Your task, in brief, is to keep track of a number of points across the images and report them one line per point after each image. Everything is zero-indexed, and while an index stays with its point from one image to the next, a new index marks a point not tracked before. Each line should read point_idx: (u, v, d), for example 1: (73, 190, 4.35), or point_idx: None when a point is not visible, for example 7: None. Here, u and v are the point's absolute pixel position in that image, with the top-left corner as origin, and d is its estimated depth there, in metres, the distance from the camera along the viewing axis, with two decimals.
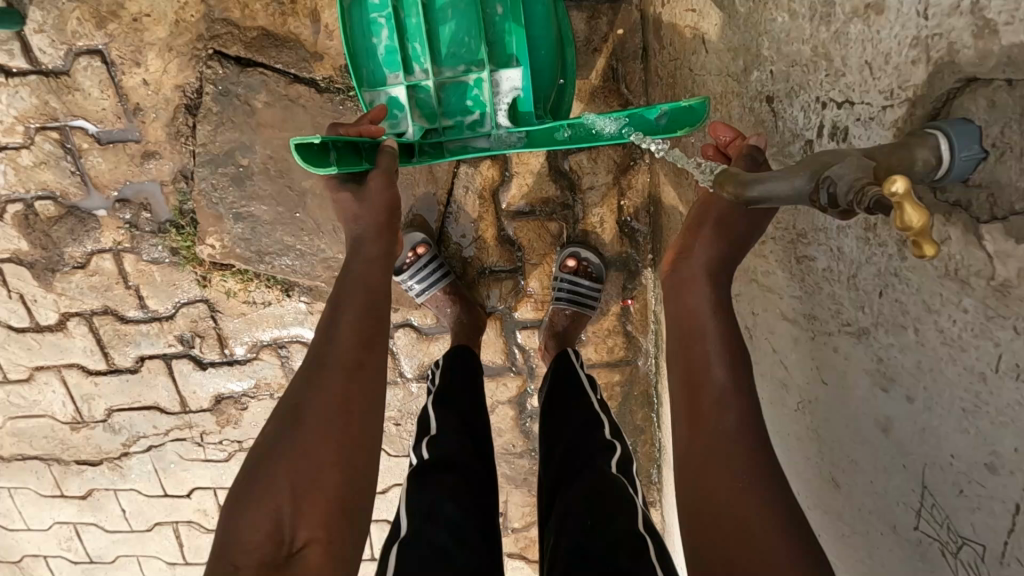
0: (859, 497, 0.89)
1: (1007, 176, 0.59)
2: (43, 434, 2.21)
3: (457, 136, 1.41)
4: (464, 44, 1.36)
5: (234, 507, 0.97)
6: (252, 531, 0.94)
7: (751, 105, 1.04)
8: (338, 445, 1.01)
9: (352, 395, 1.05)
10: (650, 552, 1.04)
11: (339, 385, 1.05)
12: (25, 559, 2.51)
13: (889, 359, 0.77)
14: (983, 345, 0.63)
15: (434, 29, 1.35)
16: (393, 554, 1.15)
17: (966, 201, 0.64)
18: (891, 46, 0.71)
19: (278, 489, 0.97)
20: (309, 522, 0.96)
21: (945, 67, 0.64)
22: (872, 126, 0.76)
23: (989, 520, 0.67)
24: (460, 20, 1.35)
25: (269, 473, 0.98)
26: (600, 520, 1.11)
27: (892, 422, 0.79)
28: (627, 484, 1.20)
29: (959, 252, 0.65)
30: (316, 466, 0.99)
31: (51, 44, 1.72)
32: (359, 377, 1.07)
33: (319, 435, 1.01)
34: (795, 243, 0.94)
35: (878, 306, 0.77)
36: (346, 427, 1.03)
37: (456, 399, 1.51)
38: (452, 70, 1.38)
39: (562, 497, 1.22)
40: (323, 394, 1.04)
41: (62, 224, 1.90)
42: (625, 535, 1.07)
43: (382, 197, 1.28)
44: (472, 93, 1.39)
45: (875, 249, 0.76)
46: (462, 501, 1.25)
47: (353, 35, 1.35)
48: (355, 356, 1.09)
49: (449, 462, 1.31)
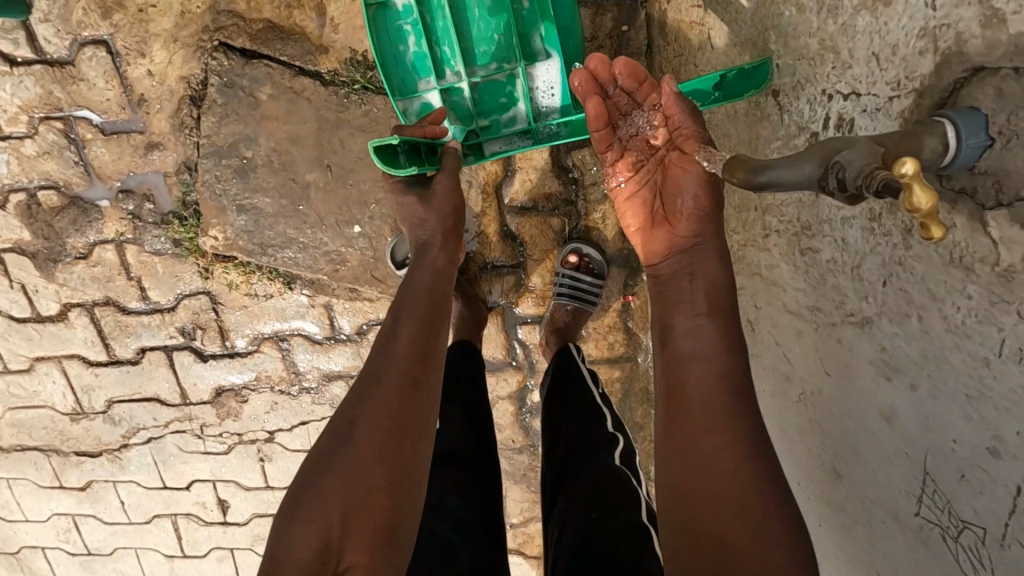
0: (862, 487, 0.90)
1: (1014, 162, 0.61)
2: (43, 425, 2.21)
3: (495, 134, 1.44)
4: (493, 41, 1.37)
5: (287, 515, 0.99)
6: (302, 543, 0.95)
7: (756, 100, 1.04)
8: (388, 462, 1.01)
9: (402, 411, 1.05)
10: (654, 545, 1.07)
11: (393, 400, 1.05)
12: (23, 551, 2.51)
13: (893, 348, 0.78)
14: (987, 331, 0.64)
15: (462, 30, 1.36)
16: None
17: (972, 188, 0.65)
18: (899, 37, 0.72)
19: (328, 501, 0.98)
20: (356, 540, 0.96)
21: (953, 57, 0.66)
22: (878, 117, 0.77)
23: (991, 504, 0.68)
24: (487, 17, 1.35)
25: (322, 483, 0.99)
26: (604, 513, 1.12)
27: (895, 411, 0.80)
28: (631, 477, 1.21)
29: (963, 239, 0.66)
30: (366, 483, 0.99)
31: (56, 34, 1.72)
32: (410, 392, 1.07)
33: (370, 450, 1.00)
34: (799, 235, 0.95)
35: (882, 296, 0.78)
36: (397, 444, 1.02)
37: (457, 396, 1.51)
38: (484, 69, 1.38)
39: (564, 491, 1.23)
40: (377, 408, 1.04)
41: (64, 215, 1.90)
42: (629, 530, 1.09)
43: (450, 200, 1.35)
44: (506, 90, 1.40)
45: (880, 239, 0.77)
46: (467, 496, 1.27)
47: (381, 45, 1.35)
48: (410, 372, 1.09)
49: (452, 459, 1.33)
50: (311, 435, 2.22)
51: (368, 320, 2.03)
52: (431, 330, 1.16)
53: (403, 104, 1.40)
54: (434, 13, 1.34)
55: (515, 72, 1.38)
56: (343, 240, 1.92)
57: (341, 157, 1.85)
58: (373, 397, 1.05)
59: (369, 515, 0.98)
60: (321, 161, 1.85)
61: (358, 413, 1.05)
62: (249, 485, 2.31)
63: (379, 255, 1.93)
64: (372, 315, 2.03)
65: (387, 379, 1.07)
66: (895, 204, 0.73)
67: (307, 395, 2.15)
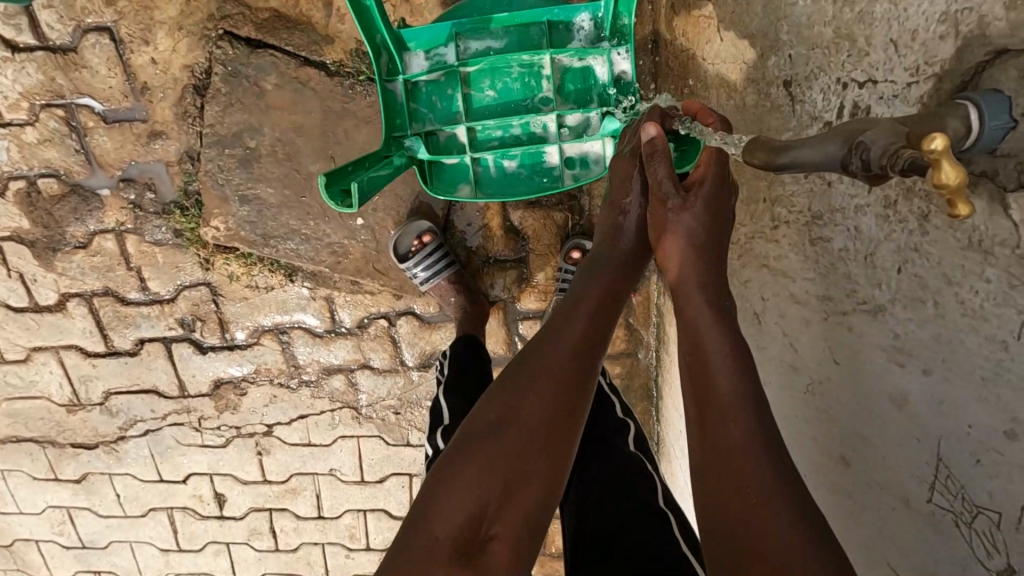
0: (871, 473, 0.90)
1: None
2: (39, 416, 2.19)
3: (607, 93, 1.38)
4: (522, 83, 1.40)
5: (436, 481, 0.96)
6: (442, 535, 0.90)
7: (767, 91, 1.04)
8: (532, 468, 0.94)
9: (553, 415, 0.97)
10: (674, 528, 1.06)
11: (556, 386, 0.98)
12: (16, 543, 2.48)
13: (907, 334, 0.78)
14: (1006, 313, 0.65)
15: (508, 111, 1.40)
16: None
17: (993, 170, 0.66)
18: (919, 23, 0.73)
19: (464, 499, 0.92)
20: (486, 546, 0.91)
21: (975, 41, 0.67)
22: (895, 103, 0.77)
23: (1007, 486, 0.69)
24: (500, 82, 1.40)
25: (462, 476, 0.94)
26: (617, 504, 1.14)
27: (906, 395, 0.80)
28: (645, 462, 1.22)
29: (982, 222, 0.66)
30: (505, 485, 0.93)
31: (60, 20, 1.70)
32: (565, 392, 0.99)
33: (517, 453, 0.94)
34: (809, 225, 0.95)
35: (897, 282, 0.78)
36: (544, 448, 0.95)
37: (466, 388, 1.53)
38: (545, 96, 1.40)
39: (580, 476, 1.23)
40: (538, 388, 0.98)
41: (65, 203, 1.88)
42: (647, 515, 1.10)
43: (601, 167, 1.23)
44: (565, 79, 1.39)
45: (894, 226, 0.78)
46: None
47: (515, 188, 1.45)
48: (576, 362, 1.02)
49: None
50: (310, 429, 2.21)
51: (370, 314, 2.03)
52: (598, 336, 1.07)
53: (570, 179, 1.44)
54: (486, 137, 1.42)
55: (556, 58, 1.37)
56: (346, 232, 1.92)
57: (345, 148, 1.84)
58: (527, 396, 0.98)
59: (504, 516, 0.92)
60: (325, 152, 1.84)
61: (509, 410, 0.97)
62: (247, 478, 2.30)
63: (381, 247, 1.93)
64: (374, 308, 2.02)
65: (544, 371, 1.00)
66: (912, 189, 0.74)
67: (306, 388, 2.14)
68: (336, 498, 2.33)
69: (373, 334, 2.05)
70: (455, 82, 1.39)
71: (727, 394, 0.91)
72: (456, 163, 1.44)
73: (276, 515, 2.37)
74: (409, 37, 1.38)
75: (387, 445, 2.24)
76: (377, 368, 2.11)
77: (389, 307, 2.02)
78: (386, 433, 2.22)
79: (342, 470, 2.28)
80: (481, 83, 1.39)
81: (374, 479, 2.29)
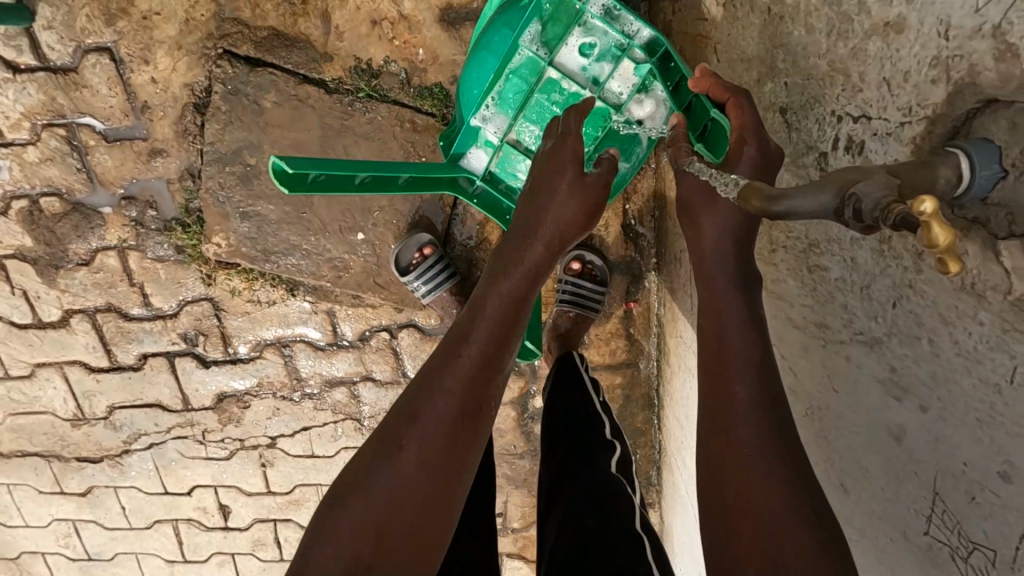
0: (870, 502, 0.90)
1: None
2: (43, 431, 2.21)
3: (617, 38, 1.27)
4: (555, 99, 1.35)
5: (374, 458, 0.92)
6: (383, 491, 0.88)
7: (763, 116, 1.05)
8: (468, 418, 0.96)
9: (482, 367, 0.99)
10: (650, 553, 1.04)
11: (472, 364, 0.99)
12: (23, 556, 2.50)
13: (902, 369, 0.79)
14: (998, 357, 0.65)
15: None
16: None
17: (985, 218, 0.67)
18: (911, 64, 0.72)
19: (405, 450, 0.91)
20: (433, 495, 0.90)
21: (966, 88, 0.66)
22: (889, 141, 0.77)
23: (1002, 527, 0.68)
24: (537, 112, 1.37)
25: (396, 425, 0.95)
26: (599, 522, 1.10)
27: (904, 430, 0.81)
28: (625, 484, 1.21)
29: (976, 268, 0.66)
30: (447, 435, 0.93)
31: (60, 41, 1.71)
32: (493, 350, 1.02)
33: (450, 408, 0.95)
34: (807, 252, 0.96)
35: (893, 317, 0.79)
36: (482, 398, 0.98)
37: None
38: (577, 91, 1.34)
39: (564, 497, 1.21)
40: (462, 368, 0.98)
41: (66, 221, 1.89)
42: (626, 534, 1.07)
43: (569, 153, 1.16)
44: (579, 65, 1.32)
45: (890, 261, 0.78)
46: None
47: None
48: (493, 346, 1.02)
49: None
50: (313, 441, 2.22)
51: (371, 327, 2.03)
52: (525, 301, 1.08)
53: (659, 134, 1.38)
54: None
55: (557, 61, 1.31)
56: (346, 246, 1.92)
57: None
58: (461, 348, 1.01)
59: (446, 466, 0.92)
60: None
61: (447, 364, 0.99)
62: (251, 490, 2.31)
63: (383, 261, 1.94)
64: (375, 321, 2.03)
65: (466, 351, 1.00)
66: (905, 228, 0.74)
67: (309, 400, 2.15)
68: None
69: (375, 346, 2.06)
70: (514, 149, 1.41)
71: (738, 393, 0.86)
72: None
73: (280, 525, 2.38)
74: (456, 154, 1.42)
75: None
76: (379, 380, 2.12)
77: (390, 319, 2.03)
78: None
79: None
80: (525, 125, 1.38)
81: None
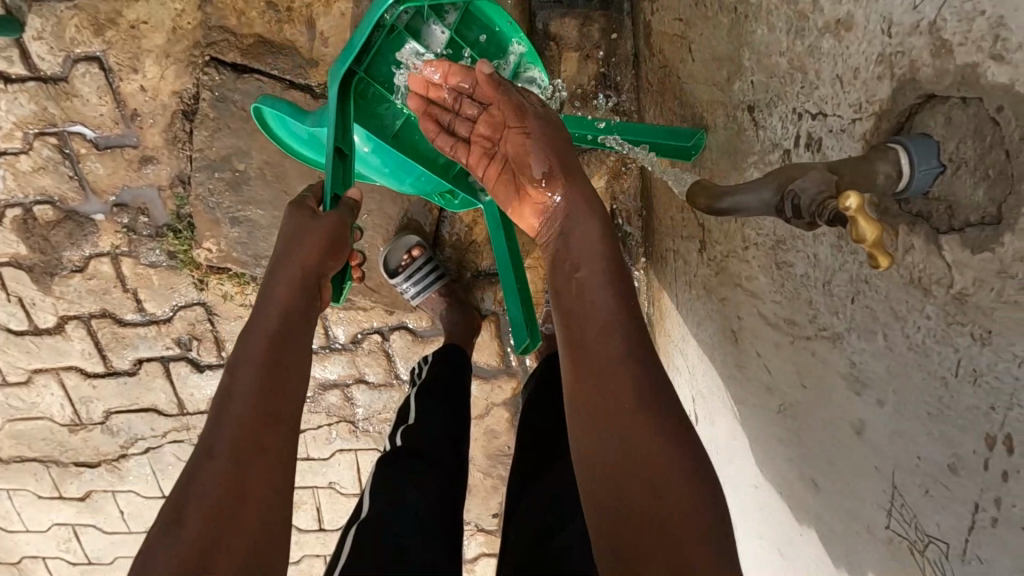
0: (838, 498, 0.92)
1: (962, 189, 0.64)
2: (42, 436, 2.23)
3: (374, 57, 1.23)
4: None
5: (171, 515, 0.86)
6: (208, 483, 0.88)
7: (733, 114, 1.07)
8: (268, 423, 0.95)
9: (269, 376, 0.99)
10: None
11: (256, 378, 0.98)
12: (24, 561, 2.52)
13: (862, 364, 0.80)
14: (944, 351, 0.67)
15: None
16: (350, 535, 1.11)
17: (927, 213, 0.68)
18: (860, 62, 0.74)
19: (202, 487, 0.87)
20: (258, 451, 0.92)
21: (908, 84, 0.68)
22: (843, 137, 0.79)
23: (953, 519, 0.71)
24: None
25: (183, 493, 0.88)
26: (560, 520, 1.09)
27: (865, 425, 0.82)
28: None
29: (921, 261, 0.69)
30: (247, 451, 0.91)
31: (50, 51, 1.73)
32: (277, 356, 1.02)
33: (241, 426, 0.93)
34: (775, 249, 0.97)
35: (851, 312, 0.80)
36: (276, 400, 0.97)
37: (441, 391, 1.53)
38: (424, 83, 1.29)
39: (529, 496, 1.19)
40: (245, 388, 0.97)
41: (60, 228, 1.91)
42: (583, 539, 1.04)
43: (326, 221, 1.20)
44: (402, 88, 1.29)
45: (847, 256, 0.80)
46: (429, 492, 1.21)
47: (492, 44, 1.30)
48: (273, 353, 1.02)
49: (417, 448, 1.32)
50: (308, 443, 2.23)
51: (363, 329, 2.04)
52: (298, 311, 1.10)
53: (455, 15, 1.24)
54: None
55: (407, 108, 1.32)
56: None
57: None
58: (239, 374, 0.99)
59: (256, 475, 0.90)
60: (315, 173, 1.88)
61: (230, 397, 0.96)
62: None
63: (372, 264, 1.96)
64: (366, 324, 2.04)
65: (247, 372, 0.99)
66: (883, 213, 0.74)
67: None
68: (336, 511, 2.36)
69: (367, 349, 2.07)
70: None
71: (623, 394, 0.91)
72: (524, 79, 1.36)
73: None
74: (487, 210, 1.46)
75: None
76: (372, 383, 2.13)
77: (381, 322, 2.04)
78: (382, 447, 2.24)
79: (341, 484, 2.30)
80: None
81: None
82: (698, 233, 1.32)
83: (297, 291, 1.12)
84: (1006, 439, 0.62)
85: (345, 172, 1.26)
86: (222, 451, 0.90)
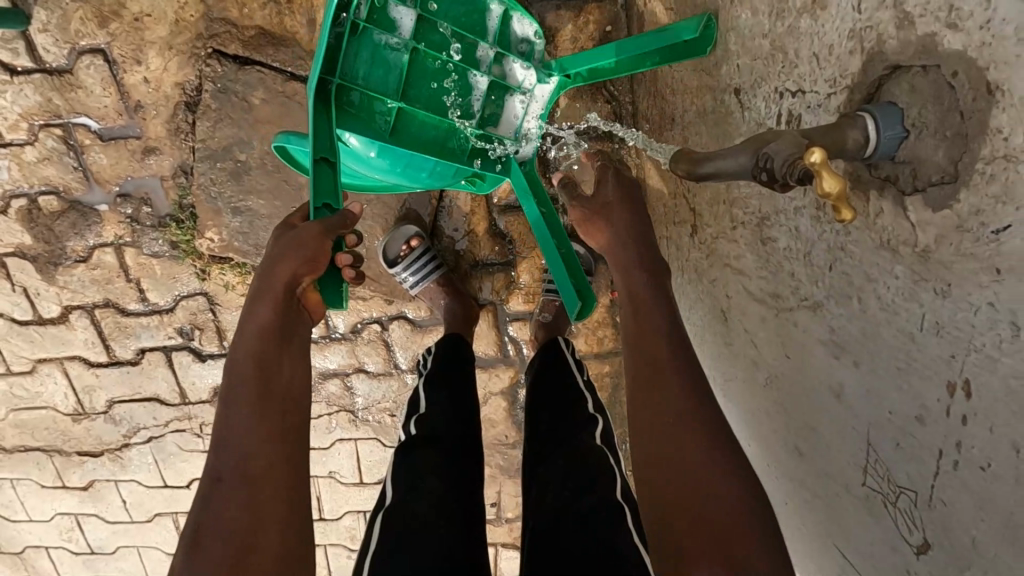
0: (818, 460, 0.97)
1: (925, 151, 0.70)
2: (46, 425, 2.26)
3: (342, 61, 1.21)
4: (429, 97, 1.32)
5: (192, 544, 0.90)
6: (224, 510, 0.92)
7: (721, 98, 1.11)
8: (273, 445, 0.98)
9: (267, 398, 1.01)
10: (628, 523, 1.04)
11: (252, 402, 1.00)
12: (27, 550, 2.55)
13: (839, 329, 0.86)
14: (911, 308, 0.73)
15: (445, 73, 1.32)
16: (378, 523, 1.17)
17: (896, 176, 0.75)
18: (834, 38, 0.81)
19: (219, 516, 0.91)
20: (268, 474, 0.95)
21: (875, 57, 0.75)
22: (819, 112, 0.85)
23: (920, 468, 0.77)
24: (435, 103, 1.33)
25: (200, 522, 0.92)
26: (575, 496, 1.11)
27: (842, 388, 0.88)
28: (609, 456, 1.21)
29: (890, 223, 0.76)
30: (256, 476, 0.94)
31: (55, 43, 1.76)
32: (269, 376, 1.03)
33: (248, 451, 0.96)
34: (759, 226, 1.02)
35: (829, 280, 0.86)
36: (276, 421, 1.00)
37: (447, 383, 1.54)
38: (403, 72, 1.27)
39: (539, 478, 1.21)
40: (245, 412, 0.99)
41: (64, 219, 1.95)
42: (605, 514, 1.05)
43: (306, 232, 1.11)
44: (383, 85, 1.27)
45: (825, 227, 0.86)
46: (446, 476, 1.24)
47: (470, 12, 1.30)
48: (266, 374, 1.03)
49: (433, 437, 1.34)
50: (308, 433, 2.26)
51: (362, 319, 2.08)
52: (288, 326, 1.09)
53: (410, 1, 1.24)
54: (484, 59, 1.34)
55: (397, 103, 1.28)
56: None
57: None
58: (237, 398, 1.00)
59: (268, 498, 0.93)
60: None
61: (233, 423, 0.99)
62: None
63: (372, 253, 1.99)
64: (366, 313, 2.07)
65: (244, 396, 1.00)
66: (859, 180, 0.80)
67: None
68: (336, 500, 2.39)
69: (366, 338, 2.10)
70: (480, 116, 1.38)
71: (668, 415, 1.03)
72: (520, 35, 1.36)
73: None
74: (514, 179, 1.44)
75: (384, 446, 2.30)
76: (371, 372, 2.16)
77: (380, 311, 2.07)
78: (382, 436, 2.28)
79: (341, 473, 2.34)
80: (447, 118, 1.35)
81: (373, 480, 2.35)
82: (690, 218, 1.36)
83: (280, 306, 1.09)
84: (965, 385, 0.69)
85: (336, 181, 1.19)
86: (233, 479, 0.94)
